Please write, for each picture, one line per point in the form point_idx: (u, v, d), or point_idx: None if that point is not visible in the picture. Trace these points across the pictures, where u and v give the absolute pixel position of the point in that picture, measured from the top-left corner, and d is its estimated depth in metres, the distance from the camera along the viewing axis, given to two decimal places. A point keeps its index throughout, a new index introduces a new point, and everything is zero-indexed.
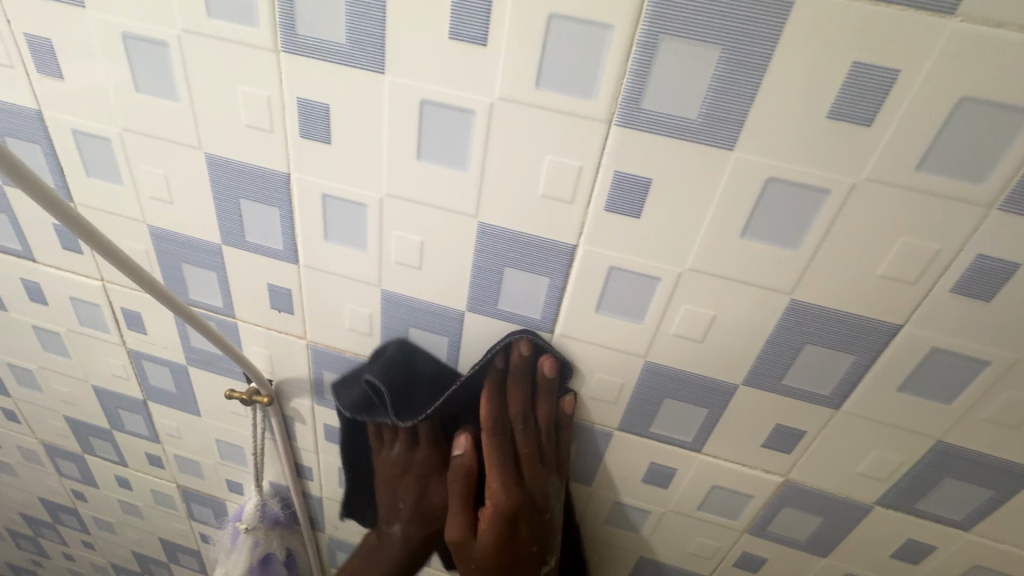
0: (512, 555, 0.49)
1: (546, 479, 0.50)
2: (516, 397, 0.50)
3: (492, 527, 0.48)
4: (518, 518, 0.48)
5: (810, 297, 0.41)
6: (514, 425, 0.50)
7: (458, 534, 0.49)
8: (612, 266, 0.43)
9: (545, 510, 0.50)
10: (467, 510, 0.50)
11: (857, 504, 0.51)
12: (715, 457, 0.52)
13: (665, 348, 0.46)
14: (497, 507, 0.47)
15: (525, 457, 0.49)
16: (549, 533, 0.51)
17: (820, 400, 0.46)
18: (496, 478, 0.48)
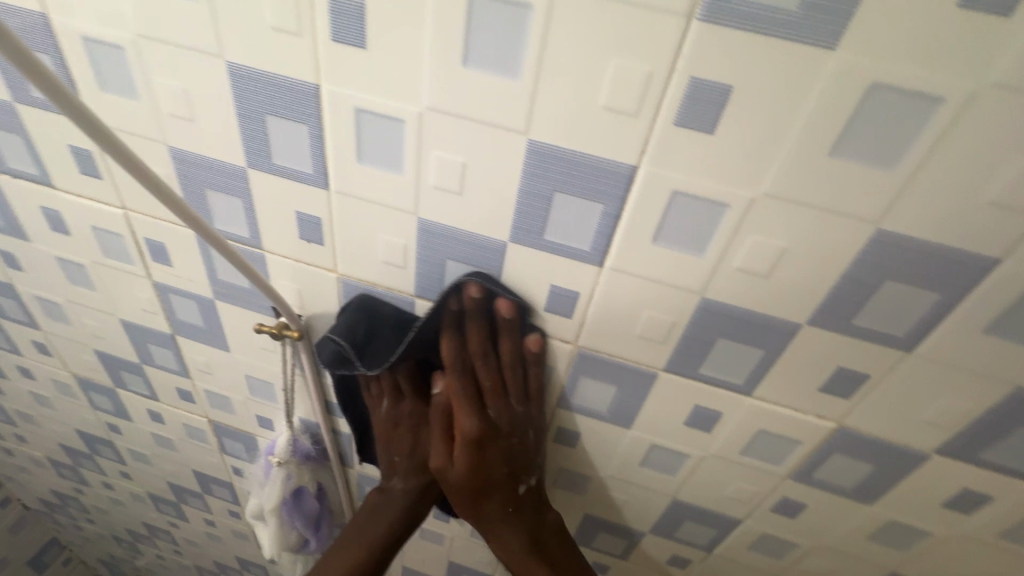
0: (486, 474, 0.55)
1: (511, 408, 0.54)
2: (476, 336, 0.52)
3: (462, 454, 0.53)
4: (483, 444, 0.53)
5: (899, 224, 0.36)
6: (475, 361, 0.52)
7: (436, 465, 0.55)
8: (675, 191, 0.39)
9: (511, 435, 0.55)
10: (440, 443, 0.55)
11: (913, 451, 0.49)
12: (766, 401, 0.49)
13: (726, 283, 0.43)
14: (465, 435, 0.53)
15: (489, 390, 0.53)
16: (519, 454, 0.56)
17: (891, 341, 0.42)
18: (462, 412, 0.53)
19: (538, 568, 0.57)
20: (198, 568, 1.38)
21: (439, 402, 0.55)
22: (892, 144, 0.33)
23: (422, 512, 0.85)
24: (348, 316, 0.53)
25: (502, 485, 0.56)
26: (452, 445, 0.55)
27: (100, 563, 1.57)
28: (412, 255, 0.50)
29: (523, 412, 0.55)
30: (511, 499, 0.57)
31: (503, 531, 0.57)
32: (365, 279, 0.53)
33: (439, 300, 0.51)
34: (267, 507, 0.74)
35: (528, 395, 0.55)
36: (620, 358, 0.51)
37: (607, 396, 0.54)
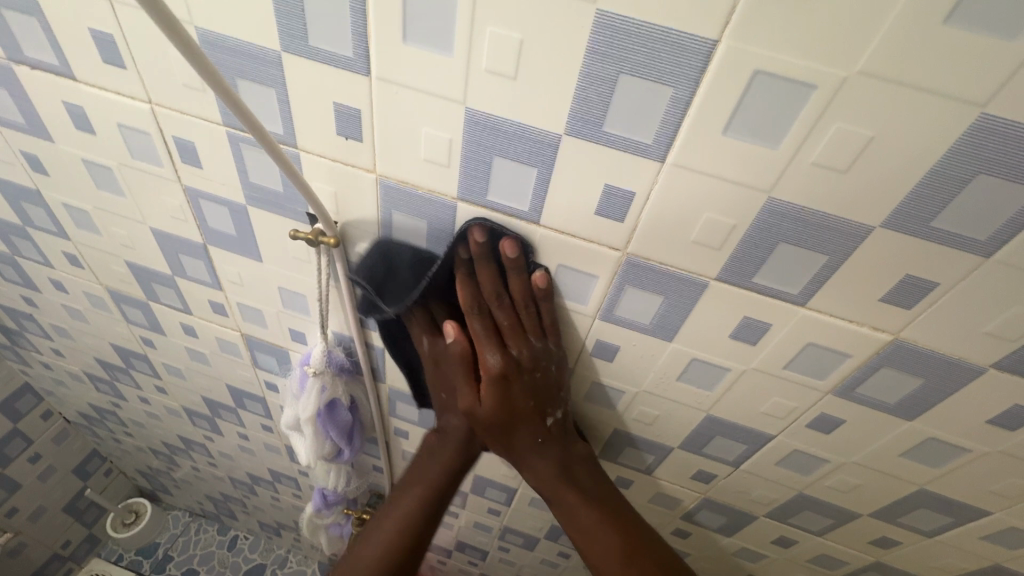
0: (513, 407, 0.60)
1: (528, 344, 0.58)
2: (490, 279, 0.55)
3: (489, 389, 0.59)
4: (507, 379, 0.58)
5: (1009, 108, 0.33)
6: (490, 301, 0.56)
7: (468, 402, 0.60)
8: (758, 70, 0.35)
9: (532, 369, 0.59)
10: (470, 381, 0.60)
11: (968, 365, 0.47)
12: (820, 312, 0.48)
13: (798, 180, 0.40)
14: (490, 371, 0.58)
15: (507, 327, 0.57)
16: (541, 387, 0.60)
17: (968, 245, 0.40)
18: (486, 351, 0.58)
19: (567, 489, 0.63)
20: (232, 480, 1.46)
21: (461, 342, 0.59)
22: (1022, 5, 0.29)
23: None
24: (369, 259, 0.60)
25: (528, 417, 0.61)
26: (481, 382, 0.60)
27: (140, 474, 1.67)
28: (457, 152, 0.47)
29: (541, 349, 0.58)
30: (540, 429, 0.62)
31: (531, 457, 0.62)
32: (405, 180, 0.51)
33: (449, 249, 0.54)
34: (302, 416, 0.75)
35: (545, 331, 0.58)
36: (671, 266, 0.49)
37: (652, 308, 0.53)
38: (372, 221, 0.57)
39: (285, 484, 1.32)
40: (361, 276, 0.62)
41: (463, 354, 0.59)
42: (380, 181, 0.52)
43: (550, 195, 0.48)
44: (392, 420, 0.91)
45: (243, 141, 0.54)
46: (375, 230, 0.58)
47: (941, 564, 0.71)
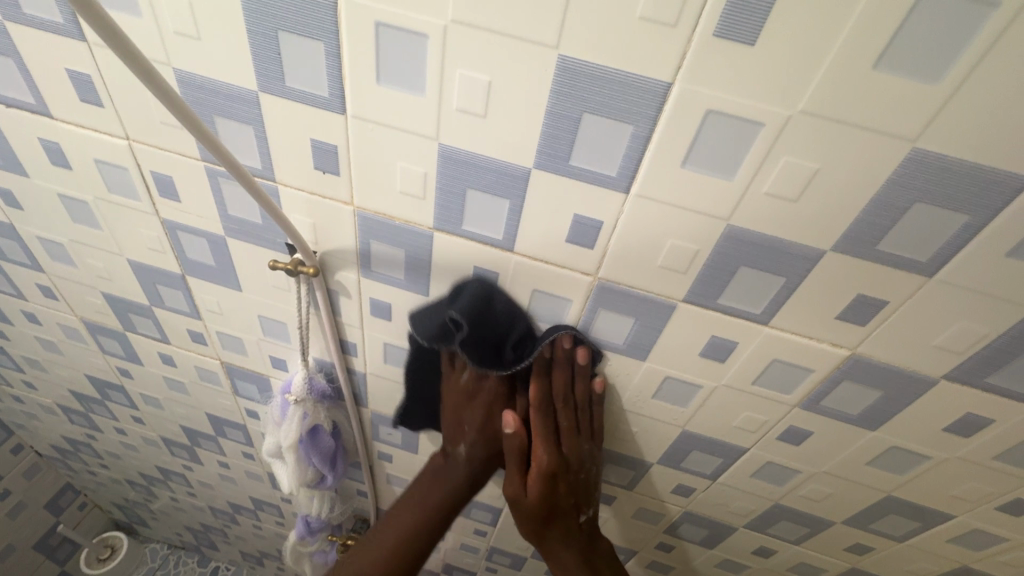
0: (554, 502, 0.64)
1: (580, 445, 0.63)
2: (562, 383, 0.60)
3: (536, 485, 0.62)
4: (555, 477, 0.62)
5: (937, 142, 0.36)
6: (557, 403, 0.61)
7: (513, 490, 0.63)
8: (710, 109, 0.38)
9: (579, 470, 0.64)
10: (518, 471, 0.63)
11: (922, 377, 0.50)
12: (782, 330, 0.50)
13: (753, 208, 0.42)
14: (541, 469, 0.61)
15: (564, 429, 0.61)
16: (581, 485, 0.65)
17: (912, 266, 0.43)
18: (542, 450, 0.61)
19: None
20: (212, 509, 1.43)
21: (519, 435, 0.61)
22: (941, 53, 0.32)
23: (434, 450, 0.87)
24: (468, 298, 0.54)
25: (565, 512, 0.66)
26: (529, 474, 0.63)
27: (115, 507, 1.62)
28: (432, 185, 0.49)
29: (589, 451, 0.64)
30: (572, 521, 0.67)
31: (558, 544, 0.67)
32: (382, 211, 0.53)
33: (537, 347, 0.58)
34: (284, 444, 0.75)
35: (595, 434, 0.64)
36: (641, 289, 0.51)
37: (625, 329, 0.55)
38: (351, 251, 0.58)
39: (267, 511, 1.30)
40: (462, 313, 0.53)
41: (515, 446, 0.62)
42: (358, 212, 0.54)
43: (523, 224, 0.49)
44: (376, 445, 0.91)
45: (221, 175, 0.55)
46: (354, 259, 0.59)
47: (913, 568, 0.73)
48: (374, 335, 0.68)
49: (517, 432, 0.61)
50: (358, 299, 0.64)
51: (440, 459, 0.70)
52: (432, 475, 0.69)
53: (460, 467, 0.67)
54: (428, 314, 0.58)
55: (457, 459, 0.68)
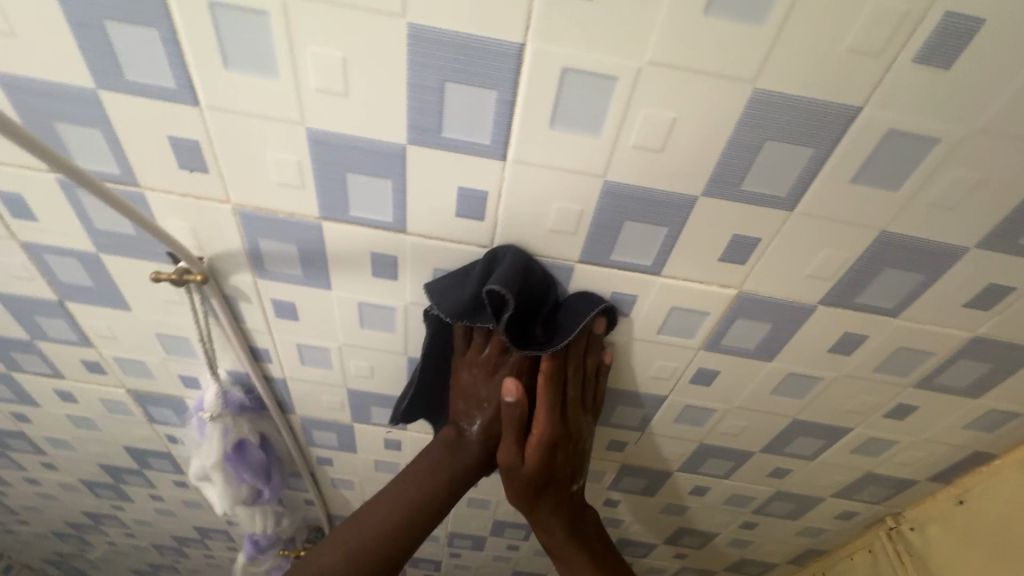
0: (550, 471, 0.61)
1: (581, 417, 0.61)
2: (576, 353, 0.56)
3: (535, 455, 0.59)
4: (554, 448, 0.59)
5: (774, 83, 0.38)
6: (568, 374, 0.57)
7: (509, 459, 0.59)
8: (565, 68, 0.38)
9: (576, 440, 0.62)
10: (514, 440, 0.59)
11: (802, 305, 0.54)
12: (674, 277, 0.52)
13: (625, 162, 0.44)
14: (537, 442, 0.58)
15: (569, 401, 0.59)
16: (577, 455, 0.63)
17: (774, 202, 0.46)
18: (545, 420, 0.57)
19: (574, 552, 0.66)
20: (155, 547, 1.34)
21: (520, 407, 0.57)
22: None
23: (372, 448, 0.85)
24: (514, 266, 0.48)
25: (559, 481, 0.63)
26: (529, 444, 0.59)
27: (47, 564, 1.50)
28: (309, 172, 0.47)
29: (586, 424, 0.62)
30: (565, 492, 0.65)
31: (548, 512, 0.64)
32: (263, 205, 0.50)
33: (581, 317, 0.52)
34: (207, 464, 0.71)
35: (594, 407, 0.63)
36: (538, 255, 0.52)
37: None
38: (240, 252, 0.55)
39: (216, 538, 1.24)
40: (505, 279, 0.47)
41: (514, 416, 0.57)
42: (238, 210, 0.51)
43: (410, 203, 0.48)
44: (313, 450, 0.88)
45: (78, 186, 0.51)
46: (245, 260, 0.56)
47: (827, 482, 0.80)
48: (285, 338, 0.65)
49: (518, 403, 0.57)
50: (259, 302, 0.61)
51: (453, 432, 0.62)
52: (443, 442, 0.62)
53: (471, 444, 0.62)
54: (461, 277, 0.52)
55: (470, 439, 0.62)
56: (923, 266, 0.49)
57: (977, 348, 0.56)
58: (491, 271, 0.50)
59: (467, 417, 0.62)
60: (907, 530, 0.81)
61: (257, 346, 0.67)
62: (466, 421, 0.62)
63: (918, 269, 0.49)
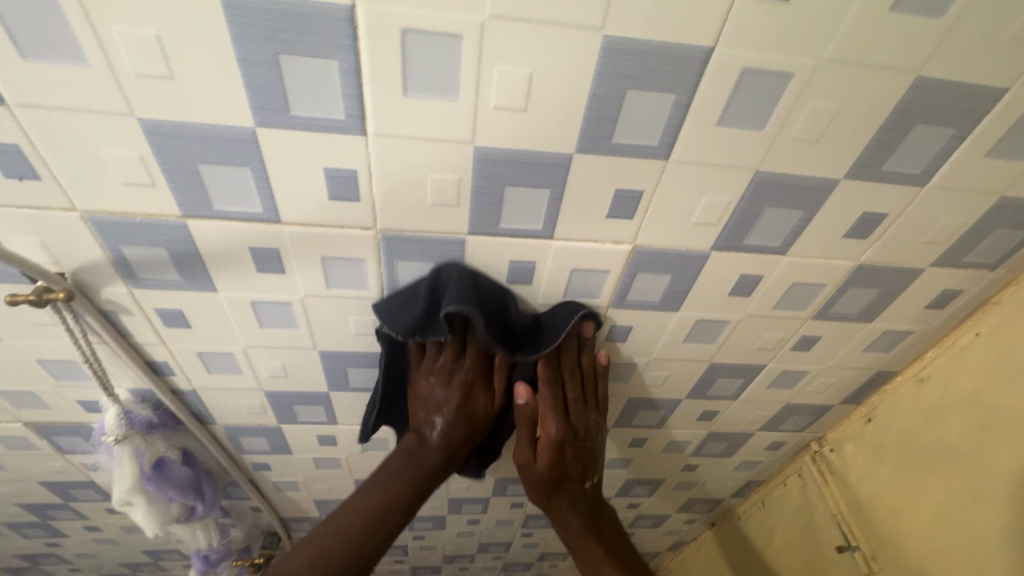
0: (563, 471, 0.63)
1: (588, 416, 0.64)
2: (569, 355, 0.63)
3: (547, 452, 0.62)
4: (564, 445, 0.63)
5: (623, 28, 0.37)
6: (564, 376, 0.63)
7: (523, 458, 0.63)
8: (404, 29, 0.36)
9: (587, 439, 0.64)
10: (528, 440, 0.63)
11: (697, 253, 0.55)
12: (567, 239, 0.52)
13: (491, 126, 0.42)
14: (550, 438, 0.62)
15: (571, 399, 0.63)
16: (588, 455, 0.65)
17: (650, 153, 0.45)
18: (550, 418, 0.62)
19: (596, 545, 0.63)
20: None
21: (530, 405, 0.62)
22: None
23: (307, 448, 0.83)
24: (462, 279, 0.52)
25: (572, 480, 0.65)
26: (539, 442, 0.63)
27: None
28: (156, 168, 0.43)
29: (595, 421, 0.65)
30: (580, 493, 0.66)
31: (566, 510, 0.64)
32: (116, 209, 0.46)
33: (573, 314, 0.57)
34: (123, 490, 0.67)
35: (600, 404, 0.65)
36: (426, 231, 0.50)
37: (429, 274, 0.54)
38: (105, 262, 0.51)
39: (171, 558, 1.20)
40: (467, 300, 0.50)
41: (526, 416, 0.63)
42: (89, 218, 0.46)
43: (277, 191, 0.45)
44: (246, 458, 0.85)
45: None
46: (114, 271, 0.52)
47: (753, 418, 0.83)
48: (183, 348, 0.61)
49: (528, 403, 0.62)
50: (143, 313, 0.57)
51: (414, 439, 0.62)
52: (406, 452, 0.61)
53: (433, 450, 0.61)
54: (411, 296, 0.54)
55: (430, 444, 0.61)
56: (801, 202, 0.50)
57: (864, 276, 0.58)
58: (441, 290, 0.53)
59: (427, 423, 0.61)
60: (828, 452, 0.85)
61: (154, 359, 0.63)
62: (427, 426, 0.61)
63: (798, 205, 0.50)
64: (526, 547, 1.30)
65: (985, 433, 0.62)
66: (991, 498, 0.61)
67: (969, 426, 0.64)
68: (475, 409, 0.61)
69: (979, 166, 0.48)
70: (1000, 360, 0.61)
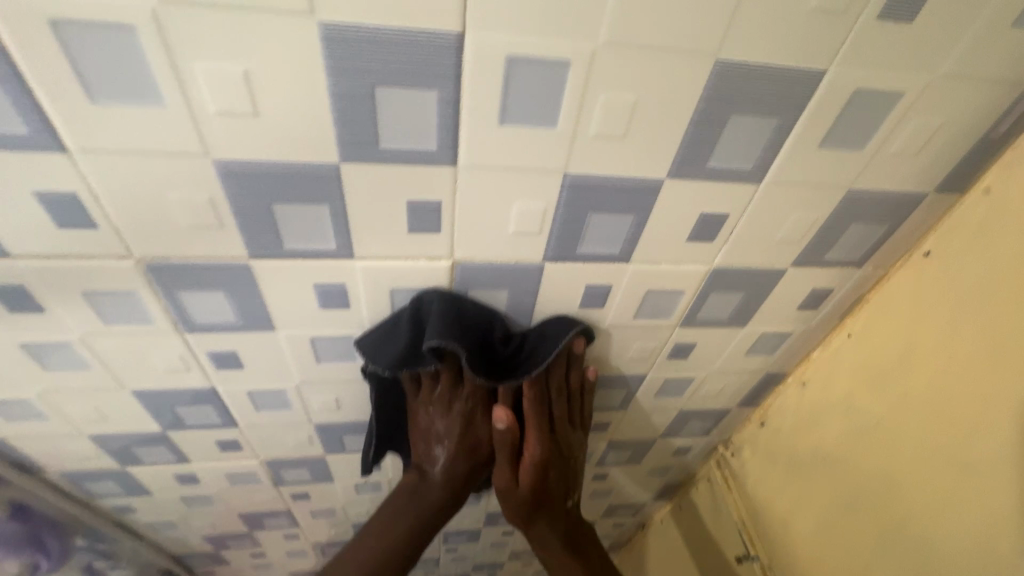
0: (544, 491, 0.58)
1: (571, 435, 0.59)
2: (558, 373, 0.56)
3: (528, 476, 0.57)
4: (547, 466, 0.57)
5: (339, 13, 0.30)
6: (551, 393, 0.57)
7: (504, 482, 0.58)
8: (56, 21, 0.29)
9: (569, 458, 0.60)
10: (508, 462, 0.57)
11: (529, 266, 0.49)
12: (371, 258, 0.45)
13: (223, 135, 0.35)
14: (531, 461, 0.56)
15: (557, 417, 0.57)
16: (570, 474, 0.61)
17: (431, 159, 0.39)
18: (533, 438, 0.56)
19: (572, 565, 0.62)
20: None
21: (511, 431, 0.55)
22: None
23: (166, 488, 0.75)
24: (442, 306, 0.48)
25: (553, 500, 0.60)
26: (520, 465, 0.57)
27: None
28: None
29: (577, 440, 0.61)
30: (563, 512, 0.62)
31: (544, 530, 0.61)
32: None
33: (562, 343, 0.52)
34: None
35: (585, 422, 0.61)
36: (196, 257, 0.43)
37: (223, 304, 0.47)
38: None
39: None
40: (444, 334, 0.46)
41: (505, 440, 0.55)
42: None
43: None
44: (101, 503, 0.77)
45: None
46: None
47: (650, 426, 0.79)
48: None
49: (510, 428, 0.55)
50: None
51: (415, 476, 0.59)
52: (404, 492, 0.59)
53: (432, 492, 0.58)
54: (390, 333, 0.50)
55: (431, 487, 0.58)
56: (629, 207, 0.44)
57: (724, 279, 0.53)
58: (419, 319, 0.49)
59: (428, 456, 0.59)
60: (730, 457, 0.81)
61: None
62: (429, 460, 0.59)
63: (626, 209, 0.44)
64: (454, 563, 1.24)
65: (860, 440, 0.57)
66: (892, 513, 0.54)
67: (845, 433, 0.59)
68: (477, 438, 0.57)
69: (816, 157, 0.42)
70: (867, 364, 0.57)
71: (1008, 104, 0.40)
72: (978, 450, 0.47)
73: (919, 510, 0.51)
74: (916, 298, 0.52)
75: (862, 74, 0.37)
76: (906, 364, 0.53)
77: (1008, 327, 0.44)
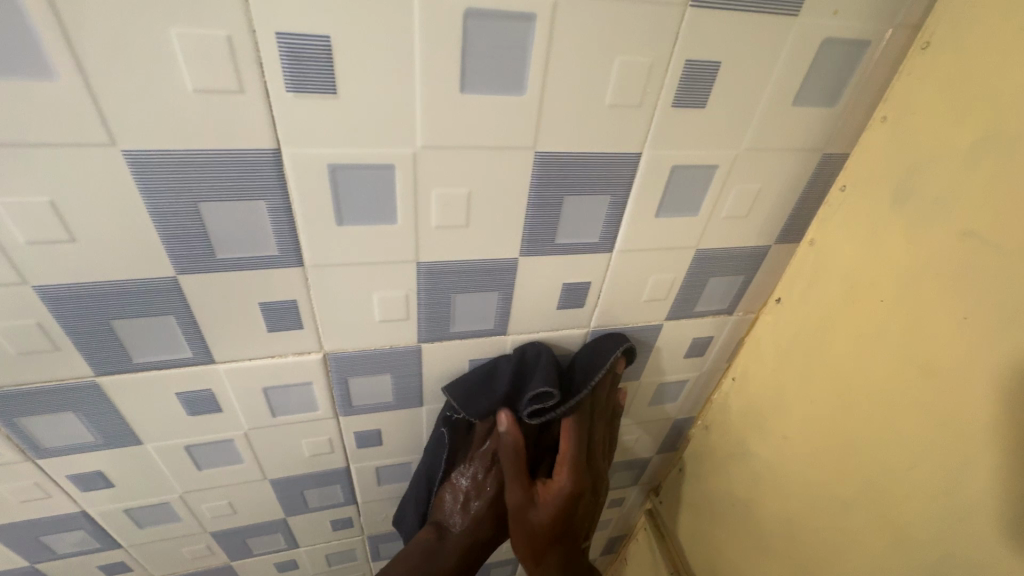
0: (568, 533, 0.49)
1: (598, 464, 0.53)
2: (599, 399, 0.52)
3: (553, 507, 0.48)
4: (580, 499, 0.49)
5: (142, 141, 0.31)
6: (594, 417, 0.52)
7: (518, 502, 0.48)
8: None
9: (597, 489, 0.53)
10: (529, 485, 0.48)
11: (406, 349, 0.48)
12: (233, 360, 0.44)
13: (40, 262, 0.34)
14: (562, 491, 0.48)
15: (594, 446, 0.52)
16: (592, 511, 0.53)
17: (275, 261, 0.38)
18: (565, 467, 0.48)
19: None
20: None
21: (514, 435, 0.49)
22: (17, 46, 0.26)
23: None
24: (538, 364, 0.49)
25: (574, 537, 0.50)
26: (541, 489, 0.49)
27: None
28: None
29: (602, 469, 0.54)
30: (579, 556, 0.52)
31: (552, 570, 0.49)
32: None
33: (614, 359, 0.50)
34: None
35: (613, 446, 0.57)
36: (34, 382, 0.40)
37: (77, 425, 0.44)
38: None
39: None
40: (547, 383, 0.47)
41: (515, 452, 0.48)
42: None
43: None
44: None
45: None
46: None
47: None
48: None
49: (512, 433, 0.49)
50: None
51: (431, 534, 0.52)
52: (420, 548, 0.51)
53: (452, 550, 0.51)
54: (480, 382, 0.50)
55: (451, 541, 0.52)
56: (492, 283, 0.45)
57: None
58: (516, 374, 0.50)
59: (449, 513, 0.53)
60: (659, 504, 0.80)
61: None
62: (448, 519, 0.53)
63: (489, 286, 0.45)
64: None
65: (775, 476, 0.55)
66: (823, 551, 0.49)
67: (760, 470, 0.57)
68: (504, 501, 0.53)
69: (657, 225, 0.45)
70: (766, 397, 0.56)
71: (809, 166, 0.45)
72: (890, 471, 0.43)
73: (842, 542, 0.47)
74: (795, 326, 0.52)
75: (675, 153, 0.41)
76: (801, 391, 0.51)
77: (923, 345, 0.39)
